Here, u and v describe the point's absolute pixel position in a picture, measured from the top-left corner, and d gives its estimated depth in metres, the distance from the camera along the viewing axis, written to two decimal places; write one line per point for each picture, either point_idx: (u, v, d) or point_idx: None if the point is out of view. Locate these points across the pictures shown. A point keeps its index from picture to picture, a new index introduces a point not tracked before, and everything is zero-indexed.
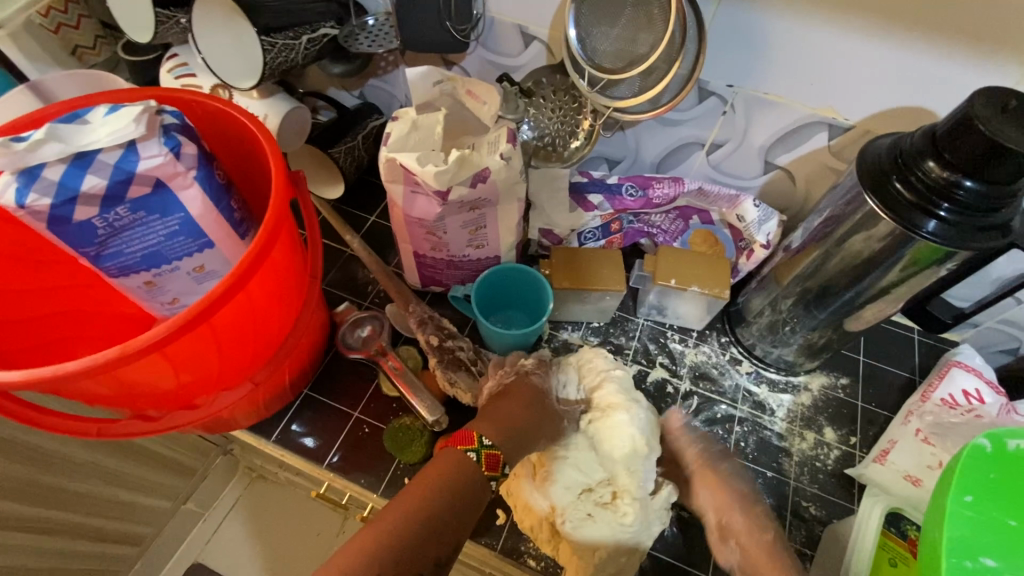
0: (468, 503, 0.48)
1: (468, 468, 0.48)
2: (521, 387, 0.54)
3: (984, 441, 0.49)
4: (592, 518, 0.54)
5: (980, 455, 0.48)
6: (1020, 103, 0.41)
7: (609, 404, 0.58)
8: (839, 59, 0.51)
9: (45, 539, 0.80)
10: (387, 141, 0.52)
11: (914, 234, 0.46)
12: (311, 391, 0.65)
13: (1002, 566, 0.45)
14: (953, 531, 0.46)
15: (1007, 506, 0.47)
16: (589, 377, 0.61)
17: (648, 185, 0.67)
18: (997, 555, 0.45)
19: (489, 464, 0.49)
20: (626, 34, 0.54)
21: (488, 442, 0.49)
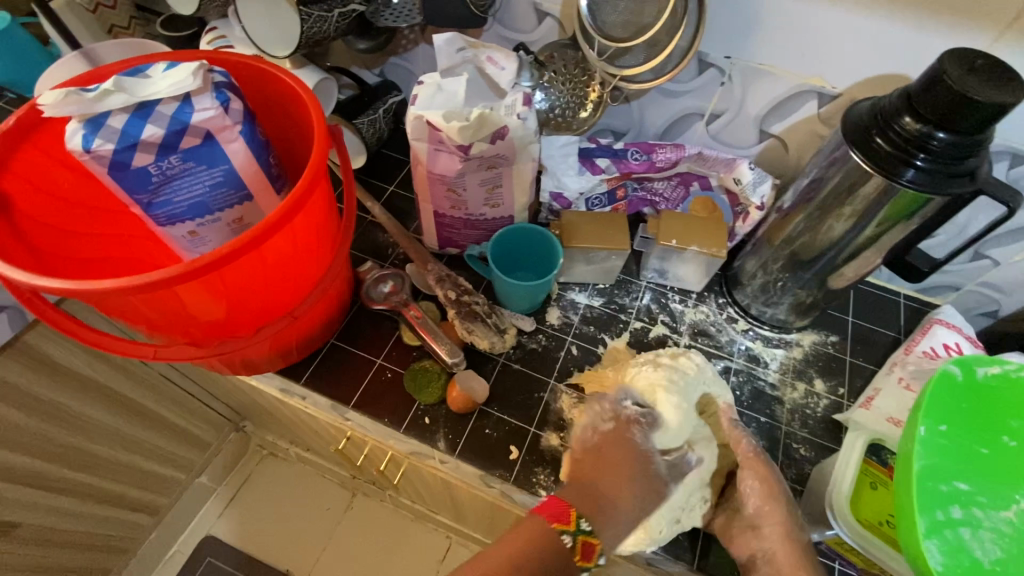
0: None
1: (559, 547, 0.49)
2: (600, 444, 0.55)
3: (952, 369, 0.54)
4: (676, 522, 0.56)
5: (952, 386, 0.53)
6: (985, 63, 0.46)
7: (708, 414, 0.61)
8: (821, 31, 0.57)
9: (68, 500, 0.83)
10: (414, 102, 0.58)
11: (895, 183, 0.51)
12: (337, 339, 0.70)
13: (972, 490, 0.51)
14: (926, 457, 0.51)
15: (973, 435, 0.53)
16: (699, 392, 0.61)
17: (652, 151, 0.71)
18: (967, 480, 0.51)
19: (554, 515, 0.51)
20: (632, 6, 0.59)
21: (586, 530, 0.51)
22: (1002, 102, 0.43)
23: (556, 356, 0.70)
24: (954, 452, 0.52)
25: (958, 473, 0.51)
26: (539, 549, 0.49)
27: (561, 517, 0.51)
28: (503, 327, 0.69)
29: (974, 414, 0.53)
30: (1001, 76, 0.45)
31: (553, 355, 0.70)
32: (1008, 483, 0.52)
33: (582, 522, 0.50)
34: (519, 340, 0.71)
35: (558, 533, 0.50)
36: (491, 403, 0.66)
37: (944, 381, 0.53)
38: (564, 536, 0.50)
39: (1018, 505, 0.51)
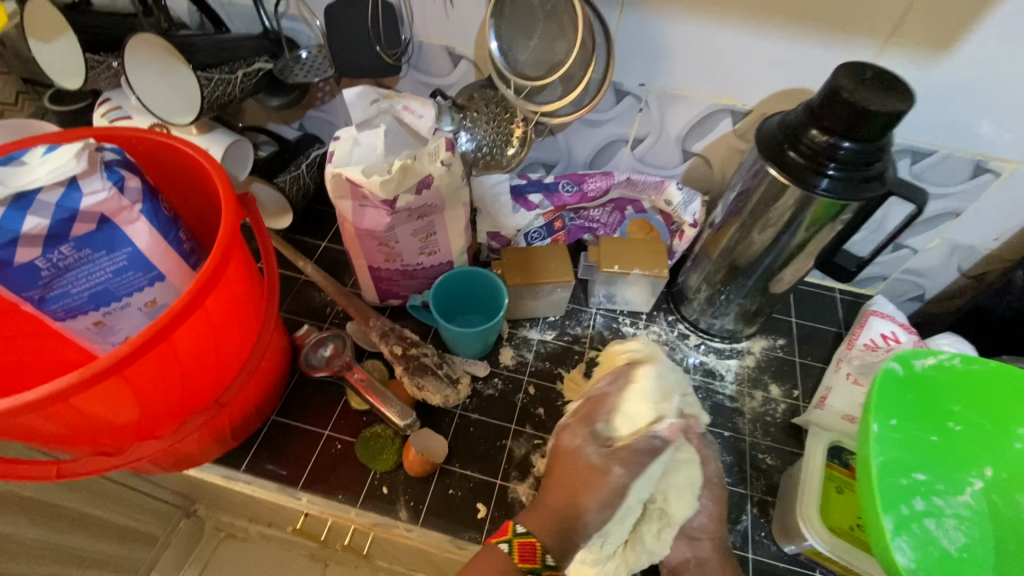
0: None
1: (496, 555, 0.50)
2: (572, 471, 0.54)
3: (894, 365, 0.53)
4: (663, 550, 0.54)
5: (893, 378, 0.54)
6: (874, 73, 0.48)
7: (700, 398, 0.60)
8: (727, 53, 0.58)
9: None
10: (331, 159, 0.55)
11: (813, 193, 0.52)
12: (278, 416, 0.65)
13: (931, 479, 0.53)
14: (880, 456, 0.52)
15: (921, 428, 0.54)
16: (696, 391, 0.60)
17: (582, 180, 0.71)
18: (926, 470, 0.54)
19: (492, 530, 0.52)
20: (543, 44, 0.59)
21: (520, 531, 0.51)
22: (898, 110, 0.46)
23: (513, 400, 0.68)
24: (906, 450, 0.54)
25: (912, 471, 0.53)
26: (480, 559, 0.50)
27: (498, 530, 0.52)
28: (455, 376, 0.66)
29: (919, 407, 0.54)
30: (893, 85, 0.47)
31: (510, 399, 0.68)
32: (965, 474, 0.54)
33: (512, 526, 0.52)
34: (474, 387, 0.68)
35: (494, 545, 0.50)
36: (452, 460, 0.62)
37: (889, 381, 0.53)
38: (501, 545, 0.50)
39: (973, 487, 0.54)
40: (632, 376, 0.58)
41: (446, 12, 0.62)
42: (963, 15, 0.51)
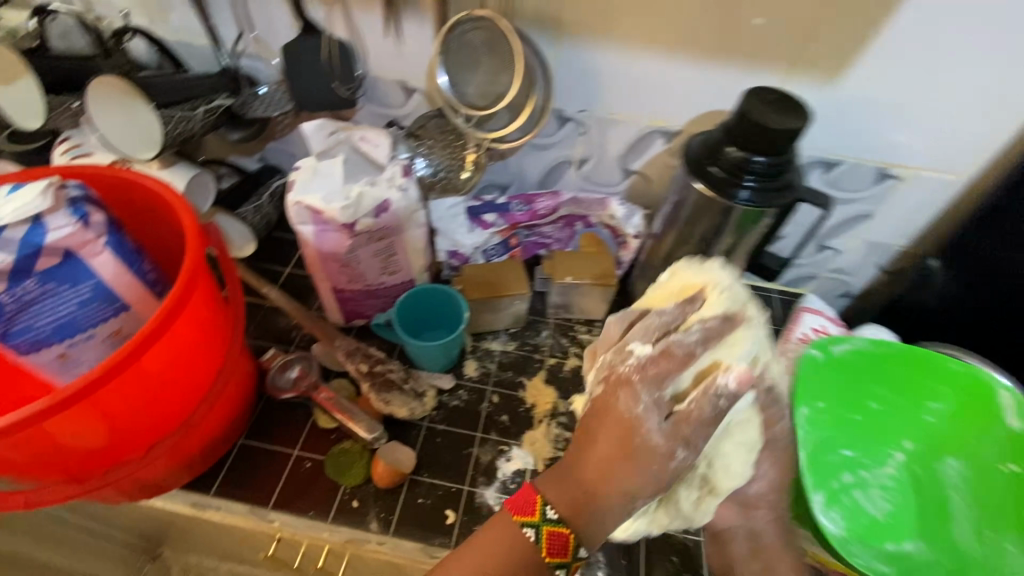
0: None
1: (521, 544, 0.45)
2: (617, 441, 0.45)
3: (814, 352, 0.60)
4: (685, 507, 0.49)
5: (814, 364, 0.60)
6: (778, 96, 0.55)
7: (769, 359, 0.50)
8: (654, 82, 0.65)
9: None
10: (292, 188, 0.58)
11: (734, 203, 0.59)
12: (246, 440, 0.66)
13: (857, 455, 0.59)
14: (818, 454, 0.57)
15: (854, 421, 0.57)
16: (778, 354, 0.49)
17: (532, 200, 0.78)
18: (852, 447, 0.59)
19: (517, 505, 0.47)
20: (487, 77, 0.65)
21: (551, 519, 0.45)
22: (797, 128, 0.53)
23: (478, 410, 0.71)
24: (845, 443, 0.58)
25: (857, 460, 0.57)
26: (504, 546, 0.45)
27: (523, 509, 0.46)
28: (421, 390, 0.69)
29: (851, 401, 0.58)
30: (792, 105, 0.54)
31: (475, 409, 0.71)
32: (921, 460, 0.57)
33: (542, 509, 0.46)
34: (439, 400, 0.71)
35: (518, 527, 0.46)
36: (420, 470, 0.65)
37: (809, 367, 0.59)
38: (527, 531, 0.45)
39: (895, 459, 0.60)
40: (729, 336, 0.46)
41: (397, 49, 0.67)
42: (848, 44, 0.59)
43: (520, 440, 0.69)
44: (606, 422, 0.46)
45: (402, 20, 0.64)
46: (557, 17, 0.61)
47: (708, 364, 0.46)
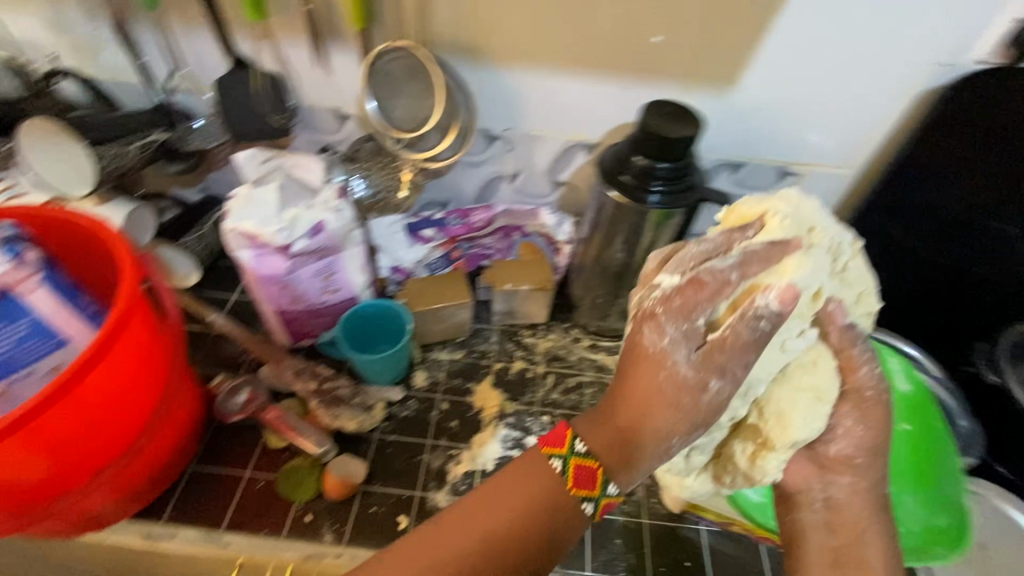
0: (529, 530, 0.47)
1: (553, 480, 0.49)
2: (646, 381, 0.48)
3: None
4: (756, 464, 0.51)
5: None
6: (671, 107, 0.61)
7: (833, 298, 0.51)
8: (567, 100, 0.70)
9: None
10: (226, 216, 0.60)
11: (645, 206, 0.65)
12: (196, 465, 0.67)
13: None
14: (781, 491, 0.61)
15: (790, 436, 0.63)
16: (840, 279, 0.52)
17: (467, 215, 0.83)
18: None
19: (546, 441, 0.51)
20: (411, 102, 0.69)
21: (581, 454, 0.49)
22: (690, 134, 0.59)
23: (428, 417, 0.73)
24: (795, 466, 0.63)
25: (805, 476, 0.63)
26: (537, 481, 0.49)
27: (554, 442, 0.50)
28: (370, 403, 0.72)
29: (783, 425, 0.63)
30: (684, 115, 0.60)
31: (424, 418, 0.73)
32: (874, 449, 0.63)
33: (573, 443, 0.50)
34: (389, 411, 0.73)
35: (547, 458, 0.50)
36: (372, 480, 0.67)
37: None
38: (555, 462, 0.49)
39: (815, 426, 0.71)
40: (780, 259, 0.48)
41: (326, 79, 0.70)
42: (734, 59, 0.65)
43: (469, 442, 0.71)
44: (639, 361, 0.48)
45: (329, 51, 0.67)
46: (473, 46, 0.65)
47: (744, 290, 0.48)
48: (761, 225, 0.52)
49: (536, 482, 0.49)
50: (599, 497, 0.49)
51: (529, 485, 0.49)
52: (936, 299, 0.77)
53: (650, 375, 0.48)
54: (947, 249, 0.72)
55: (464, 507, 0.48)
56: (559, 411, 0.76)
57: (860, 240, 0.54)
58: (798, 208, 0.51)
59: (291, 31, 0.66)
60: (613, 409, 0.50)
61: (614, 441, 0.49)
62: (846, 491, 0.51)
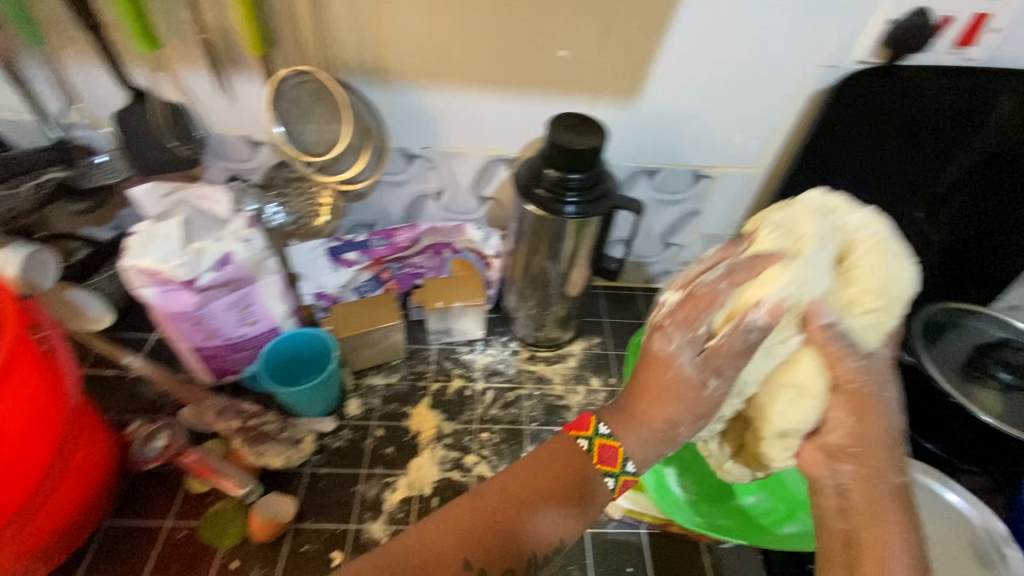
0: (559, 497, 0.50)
1: (576, 454, 0.52)
2: (652, 383, 0.51)
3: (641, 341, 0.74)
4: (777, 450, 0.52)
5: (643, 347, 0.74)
6: (576, 119, 0.62)
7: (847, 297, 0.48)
8: (480, 115, 0.71)
9: None
10: (125, 254, 0.58)
11: (562, 217, 0.65)
12: (111, 519, 0.63)
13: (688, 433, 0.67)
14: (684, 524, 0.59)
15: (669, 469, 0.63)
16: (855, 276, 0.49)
17: (391, 235, 0.79)
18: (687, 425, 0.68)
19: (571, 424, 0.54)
20: (320, 127, 0.68)
21: (604, 434, 0.52)
22: (597, 145, 0.61)
23: (363, 446, 0.71)
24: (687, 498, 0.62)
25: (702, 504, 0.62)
26: (564, 455, 0.51)
27: (579, 426, 0.53)
28: (298, 437, 0.69)
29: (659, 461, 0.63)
30: (588, 126, 0.62)
31: (359, 446, 0.71)
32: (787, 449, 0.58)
33: (597, 427, 0.52)
34: (321, 443, 0.71)
35: (573, 439, 0.52)
36: (303, 517, 0.64)
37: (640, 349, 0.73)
38: (581, 442, 0.52)
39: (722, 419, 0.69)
40: (762, 271, 0.47)
41: (233, 107, 0.69)
42: (636, 70, 0.67)
43: (406, 468, 0.70)
44: (649, 362, 0.52)
45: (233, 79, 0.66)
46: (379, 67, 0.65)
47: (733, 301, 0.48)
48: (755, 239, 0.51)
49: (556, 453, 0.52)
50: (621, 471, 0.52)
51: (550, 460, 0.51)
52: None
53: (660, 370, 0.51)
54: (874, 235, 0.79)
55: (492, 489, 0.50)
56: (498, 426, 0.75)
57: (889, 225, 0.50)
58: (809, 210, 0.50)
59: (190, 60, 0.64)
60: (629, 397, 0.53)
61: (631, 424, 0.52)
62: (851, 476, 0.48)
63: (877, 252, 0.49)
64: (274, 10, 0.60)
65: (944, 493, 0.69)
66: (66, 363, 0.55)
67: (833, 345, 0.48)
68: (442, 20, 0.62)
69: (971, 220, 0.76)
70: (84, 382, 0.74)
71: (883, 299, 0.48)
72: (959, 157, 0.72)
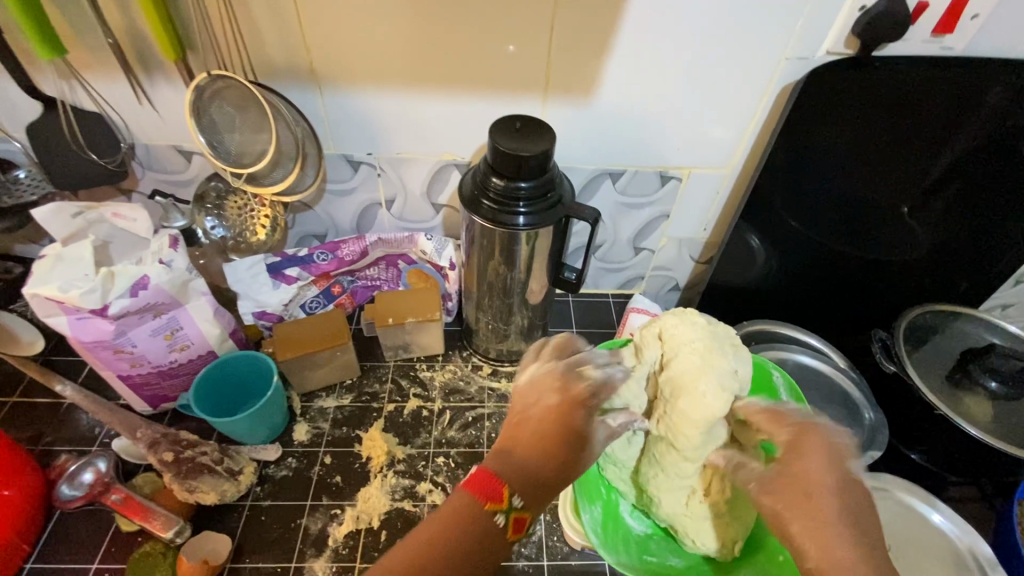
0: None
1: (494, 533, 0.39)
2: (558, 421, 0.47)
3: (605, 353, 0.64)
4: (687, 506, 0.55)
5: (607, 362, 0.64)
6: (520, 124, 0.58)
7: (674, 395, 0.53)
8: (425, 119, 0.66)
9: None
10: (28, 280, 0.53)
11: (513, 230, 0.60)
12: (31, 564, 0.59)
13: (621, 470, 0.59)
14: (610, 555, 0.53)
15: (621, 508, 0.61)
16: (674, 389, 0.53)
17: (336, 248, 0.74)
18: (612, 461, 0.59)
19: (485, 492, 0.41)
20: (247, 135, 0.63)
21: (518, 504, 0.41)
22: (544, 150, 0.56)
23: (309, 475, 0.67)
24: (629, 538, 0.58)
25: (650, 546, 0.58)
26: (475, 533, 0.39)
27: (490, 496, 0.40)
28: (237, 468, 0.64)
29: (605, 496, 0.61)
30: (533, 131, 0.58)
31: (305, 475, 0.67)
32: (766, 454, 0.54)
33: (511, 497, 0.41)
34: (264, 474, 0.66)
35: (487, 513, 0.40)
36: (241, 556, 0.60)
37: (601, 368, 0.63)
38: (497, 518, 0.40)
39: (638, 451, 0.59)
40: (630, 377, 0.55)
41: (157, 115, 0.64)
42: (589, 67, 0.62)
43: (354, 498, 0.65)
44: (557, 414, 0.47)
45: (152, 86, 0.61)
46: (311, 69, 0.60)
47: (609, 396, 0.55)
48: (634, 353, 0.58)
49: (463, 524, 0.39)
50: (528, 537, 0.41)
51: (456, 532, 0.39)
52: (847, 286, 0.80)
53: (579, 403, 0.49)
54: (850, 242, 0.76)
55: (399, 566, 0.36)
56: (455, 450, 0.70)
57: (714, 345, 0.54)
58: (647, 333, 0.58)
59: (102, 67, 0.59)
60: (538, 464, 0.44)
61: (544, 493, 0.43)
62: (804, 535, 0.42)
63: (679, 365, 0.53)
64: (185, 10, 0.55)
65: (928, 512, 0.65)
66: None
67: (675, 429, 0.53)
68: (372, 18, 0.57)
69: (960, 216, 0.71)
70: (13, 413, 0.69)
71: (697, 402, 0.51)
72: (945, 151, 0.67)
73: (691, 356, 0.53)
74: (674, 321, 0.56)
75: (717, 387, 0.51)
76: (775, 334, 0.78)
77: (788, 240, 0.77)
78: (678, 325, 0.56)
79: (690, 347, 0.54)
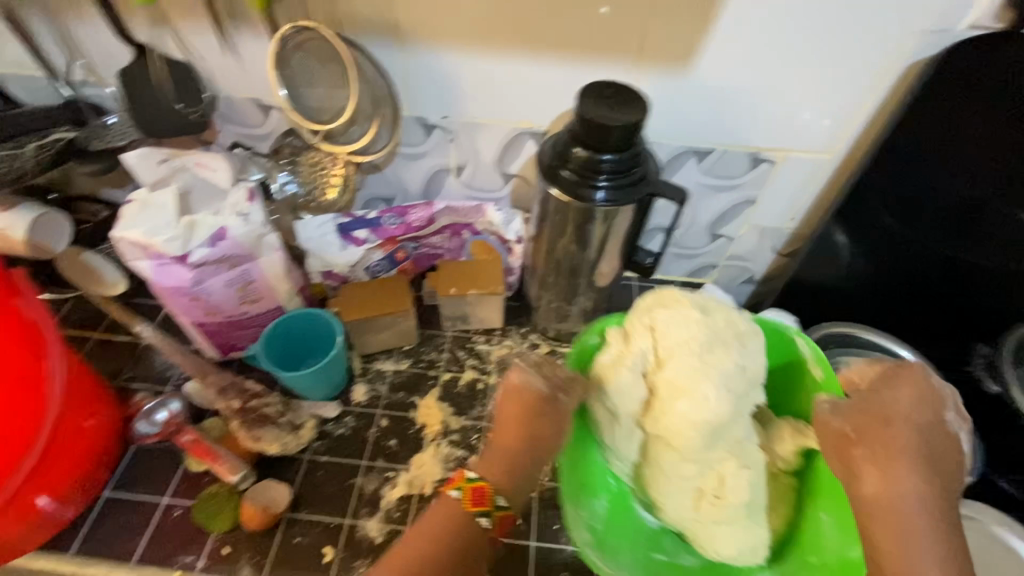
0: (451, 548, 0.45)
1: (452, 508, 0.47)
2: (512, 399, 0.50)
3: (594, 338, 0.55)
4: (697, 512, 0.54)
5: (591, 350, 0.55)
6: (612, 90, 0.54)
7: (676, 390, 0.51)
8: (507, 83, 0.63)
9: None
10: (117, 224, 0.54)
11: (590, 205, 0.57)
12: (109, 492, 0.62)
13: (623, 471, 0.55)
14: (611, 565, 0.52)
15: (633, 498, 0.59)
16: (674, 383, 0.51)
17: (405, 212, 0.72)
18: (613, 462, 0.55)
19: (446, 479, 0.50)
20: (326, 91, 0.63)
21: (471, 478, 0.49)
22: (633, 121, 0.52)
23: (365, 435, 0.68)
24: (639, 535, 0.57)
25: (662, 541, 0.58)
26: (444, 516, 0.47)
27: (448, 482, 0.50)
28: (298, 422, 0.66)
29: (612, 487, 0.57)
30: (627, 98, 0.53)
31: (362, 436, 0.67)
32: (807, 446, 0.55)
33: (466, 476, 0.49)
34: (322, 430, 0.67)
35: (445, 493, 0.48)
36: (298, 507, 0.62)
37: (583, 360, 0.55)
38: (452, 493, 0.48)
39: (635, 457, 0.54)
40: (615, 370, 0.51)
41: (240, 67, 0.63)
42: (690, 33, 0.57)
43: (407, 463, 0.65)
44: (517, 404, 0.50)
45: (237, 36, 0.61)
46: (395, 25, 0.59)
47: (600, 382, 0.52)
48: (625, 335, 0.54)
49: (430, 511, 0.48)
50: (495, 508, 0.48)
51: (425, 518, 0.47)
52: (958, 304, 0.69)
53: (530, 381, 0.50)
54: (975, 251, 0.64)
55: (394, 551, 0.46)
56: None
57: (729, 343, 0.52)
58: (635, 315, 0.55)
59: (191, 15, 0.59)
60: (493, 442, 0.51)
61: (509, 463, 0.49)
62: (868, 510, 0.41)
63: (682, 360, 0.51)
64: None
65: None
66: (49, 333, 0.55)
67: (677, 420, 0.51)
68: None
69: None
70: (98, 349, 0.73)
71: (701, 398, 0.50)
72: None
73: (704, 352, 0.51)
74: (667, 317, 0.53)
75: (722, 390, 0.51)
76: (862, 339, 0.71)
77: (889, 241, 0.69)
78: (676, 316, 0.53)
79: (683, 340, 0.52)
